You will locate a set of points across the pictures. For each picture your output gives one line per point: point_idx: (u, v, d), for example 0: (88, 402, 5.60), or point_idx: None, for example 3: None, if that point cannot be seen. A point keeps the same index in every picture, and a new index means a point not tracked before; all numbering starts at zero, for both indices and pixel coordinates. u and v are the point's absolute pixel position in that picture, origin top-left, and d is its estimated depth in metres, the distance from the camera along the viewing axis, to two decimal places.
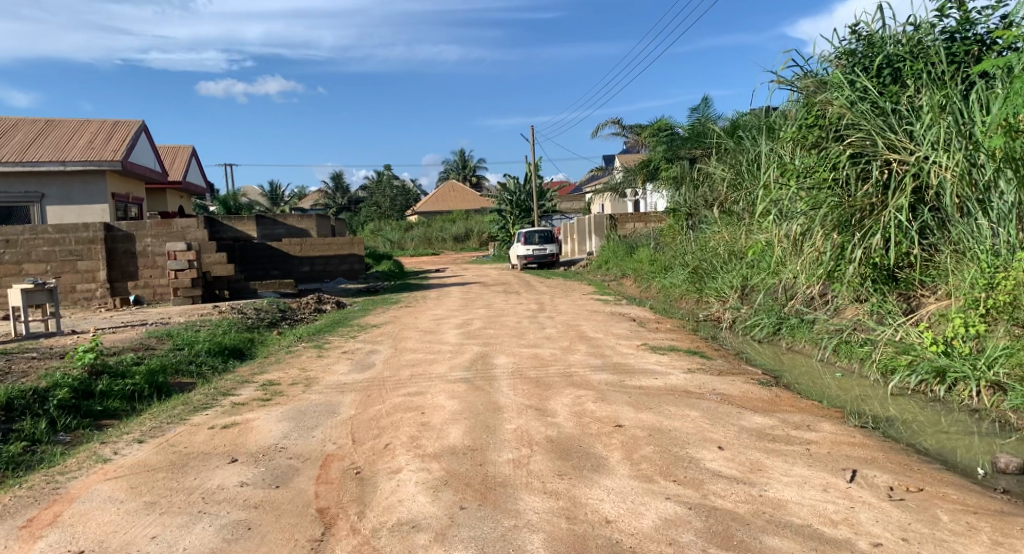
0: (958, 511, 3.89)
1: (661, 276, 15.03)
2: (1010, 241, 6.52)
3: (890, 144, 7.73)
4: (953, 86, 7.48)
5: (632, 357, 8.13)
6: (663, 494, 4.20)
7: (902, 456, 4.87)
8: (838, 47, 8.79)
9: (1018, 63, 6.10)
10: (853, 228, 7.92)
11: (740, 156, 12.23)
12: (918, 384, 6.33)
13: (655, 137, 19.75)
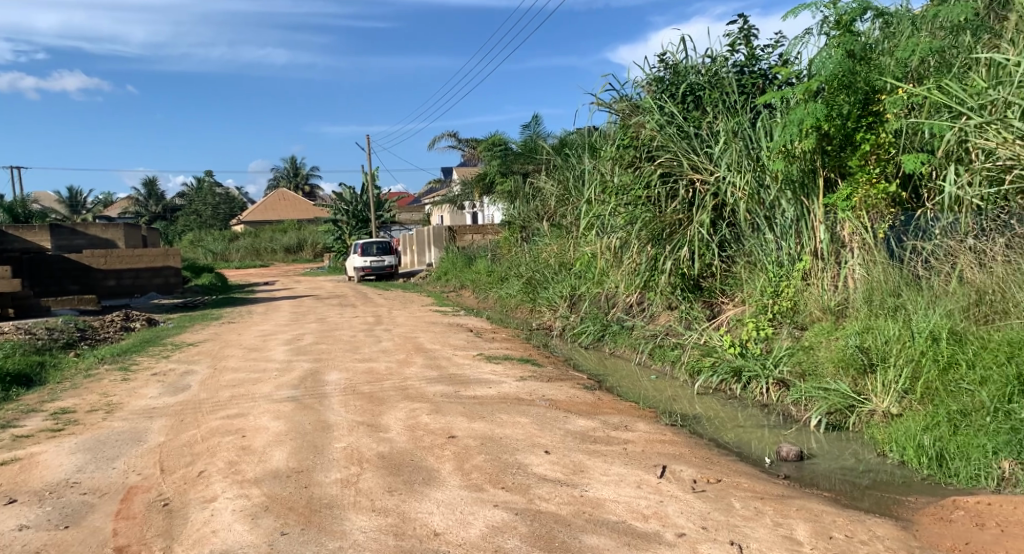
0: (748, 497, 4.30)
1: (498, 287, 15.35)
2: (790, 252, 7.35)
3: (694, 165, 8.47)
4: (743, 114, 8.35)
5: (467, 368, 8.20)
6: (490, 502, 4.26)
7: (706, 451, 5.32)
8: (648, 74, 9.51)
9: (792, 97, 6.98)
10: (664, 242, 8.59)
11: (567, 173, 12.82)
12: (719, 383, 6.95)
13: (490, 152, 20.18)
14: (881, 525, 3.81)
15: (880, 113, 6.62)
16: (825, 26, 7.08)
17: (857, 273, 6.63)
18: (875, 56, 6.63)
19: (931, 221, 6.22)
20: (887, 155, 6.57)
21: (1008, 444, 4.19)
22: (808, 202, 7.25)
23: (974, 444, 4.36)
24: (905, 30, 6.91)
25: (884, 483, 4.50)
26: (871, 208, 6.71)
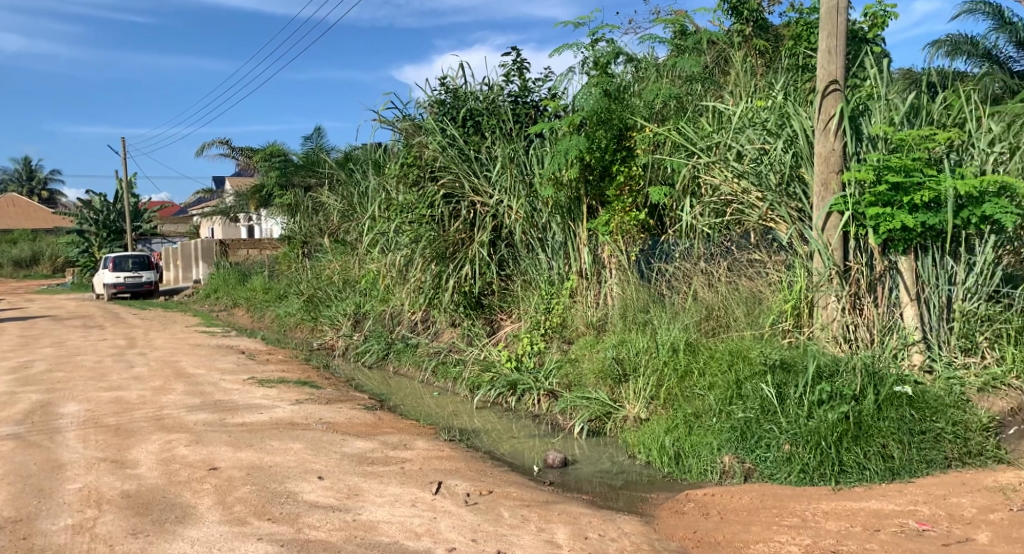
0: (516, 506, 4.48)
1: (276, 305, 14.58)
2: (560, 271, 7.89)
3: (475, 187, 8.78)
4: (518, 141, 8.81)
5: (236, 392, 7.66)
6: (253, 535, 3.96)
7: (480, 464, 5.46)
8: (430, 96, 9.67)
9: (560, 129, 7.67)
10: (447, 259, 8.75)
11: (350, 188, 12.57)
12: (496, 396, 7.20)
13: (267, 163, 19.16)
14: (629, 522, 4.16)
15: (632, 149, 7.45)
16: (585, 65, 7.79)
17: (615, 291, 7.25)
18: (628, 96, 7.50)
19: (672, 245, 7.05)
20: (638, 186, 7.37)
21: (728, 441, 4.86)
22: (574, 225, 7.86)
23: (703, 443, 4.97)
24: (651, 75, 7.93)
25: (634, 483, 4.95)
26: (624, 233, 7.40)
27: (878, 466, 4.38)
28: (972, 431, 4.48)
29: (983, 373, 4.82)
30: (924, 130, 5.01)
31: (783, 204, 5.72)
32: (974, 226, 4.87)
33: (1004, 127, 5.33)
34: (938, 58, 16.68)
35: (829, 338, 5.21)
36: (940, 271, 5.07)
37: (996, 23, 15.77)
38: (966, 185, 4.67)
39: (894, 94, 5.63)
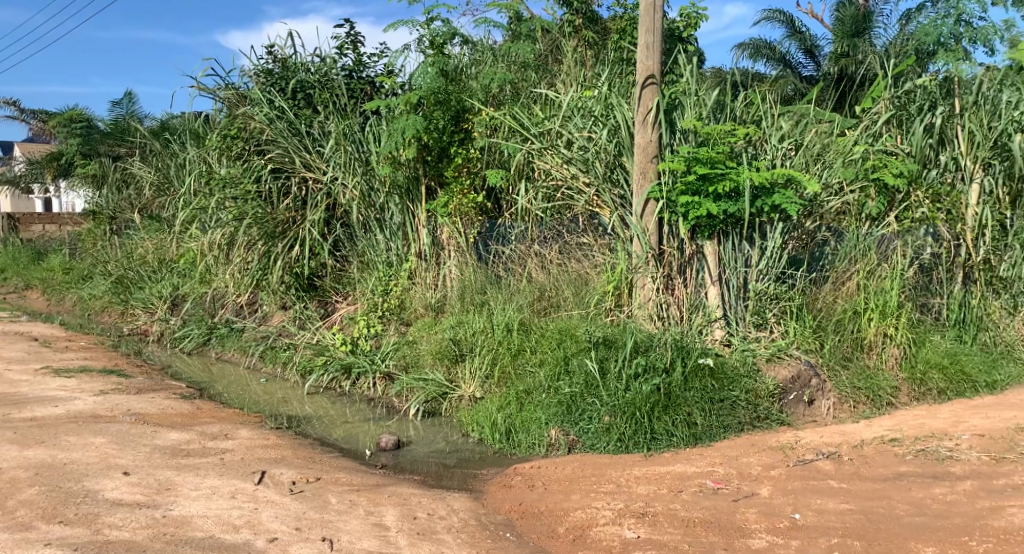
0: (344, 491, 4.37)
1: (78, 287, 13.15)
2: (399, 253, 7.78)
3: (306, 162, 8.38)
4: (352, 117, 8.53)
5: (26, 384, 6.82)
6: (40, 541, 3.54)
7: (308, 450, 5.29)
8: (256, 64, 9.09)
9: (396, 107, 7.51)
10: (276, 238, 8.32)
11: (167, 159, 11.56)
12: (329, 381, 6.94)
13: (67, 128, 17.14)
14: (458, 499, 4.21)
15: (471, 131, 7.48)
16: (421, 44, 7.69)
17: (453, 273, 7.26)
18: (464, 78, 7.51)
19: (508, 228, 7.15)
20: (475, 168, 7.41)
21: (555, 415, 5.08)
22: (412, 206, 7.82)
23: (533, 418, 5.15)
24: (487, 58, 7.98)
25: (465, 460, 5.01)
26: (463, 215, 7.43)
27: (684, 433, 4.79)
28: (761, 397, 5.07)
29: (771, 345, 5.40)
30: (727, 126, 5.47)
31: (607, 191, 6.05)
32: (766, 214, 5.41)
33: (792, 126, 5.99)
34: (742, 59, 18.32)
35: (645, 316, 5.57)
36: (739, 255, 5.60)
37: (789, 30, 17.56)
38: (760, 177, 5.20)
39: (704, 90, 6.11)
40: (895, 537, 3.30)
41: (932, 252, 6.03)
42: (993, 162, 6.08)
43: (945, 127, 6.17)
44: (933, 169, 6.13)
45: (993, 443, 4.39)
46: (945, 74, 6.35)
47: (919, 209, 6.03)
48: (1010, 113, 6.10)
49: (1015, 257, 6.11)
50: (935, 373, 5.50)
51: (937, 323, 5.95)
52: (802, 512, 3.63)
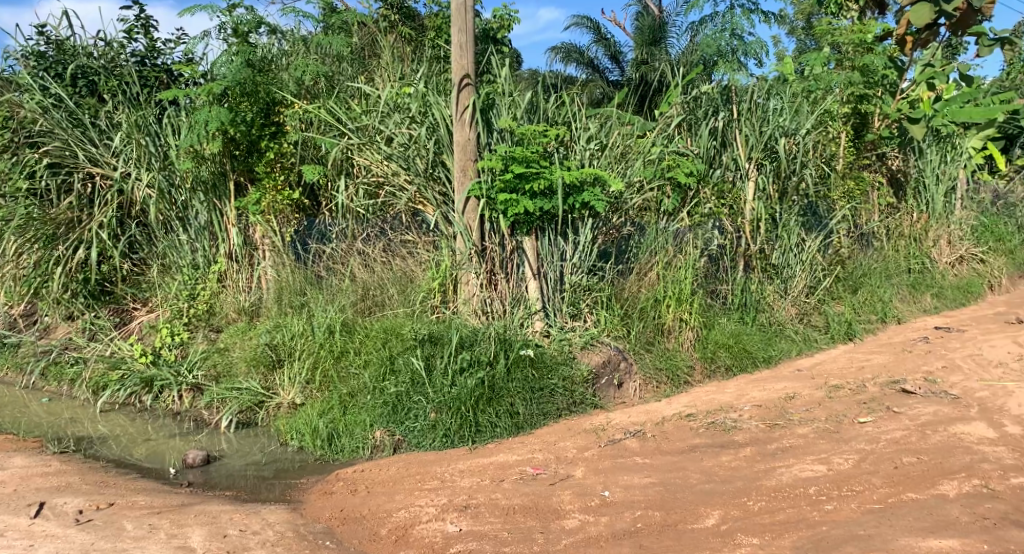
0: (142, 515, 3.99)
1: None
2: (206, 254, 7.23)
3: (92, 157, 7.56)
4: (146, 107, 7.80)
5: None
6: None
7: (99, 475, 4.77)
8: (24, 45, 8.02)
9: (197, 98, 6.94)
10: (57, 241, 7.37)
11: None
12: (127, 397, 6.30)
13: None
14: (274, 511, 4.00)
15: (282, 125, 7.11)
16: (223, 31, 7.20)
17: (269, 274, 6.87)
18: (274, 70, 7.12)
19: (328, 226, 6.89)
20: (289, 163, 7.12)
21: (380, 416, 5.01)
22: (220, 204, 7.32)
23: (357, 421, 5.03)
24: (298, 50, 7.65)
25: (283, 471, 4.75)
26: (277, 213, 7.07)
27: (507, 423, 4.93)
28: (577, 384, 5.35)
29: (585, 334, 5.70)
30: (540, 126, 5.66)
31: (429, 188, 6.05)
32: (578, 211, 5.69)
33: (598, 127, 6.34)
34: (554, 61, 19.14)
35: (470, 312, 5.66)
36: (555, 250, 5.82)
37: (595, 36, 18.62)
38: (570, 176, 5.46)
39: (516, 90, 6.26)
40: (690, 504, 3.64)
41: (719, 243, 6.66)
42: (765, 162, 6.84)
43: (726, 130, 6.84)
44: (717, 168, 6.80)
45: (768, 411, 4.97)
46: (724, 83, 6.96)
47: (706, 205, 6.68)
48: (777, 119, 6.90)
49: (784, 245, 6.88)
50: (723, 352, 6.11)
51: (723, 307, 6.60)
52: (610, 488, 3.88)
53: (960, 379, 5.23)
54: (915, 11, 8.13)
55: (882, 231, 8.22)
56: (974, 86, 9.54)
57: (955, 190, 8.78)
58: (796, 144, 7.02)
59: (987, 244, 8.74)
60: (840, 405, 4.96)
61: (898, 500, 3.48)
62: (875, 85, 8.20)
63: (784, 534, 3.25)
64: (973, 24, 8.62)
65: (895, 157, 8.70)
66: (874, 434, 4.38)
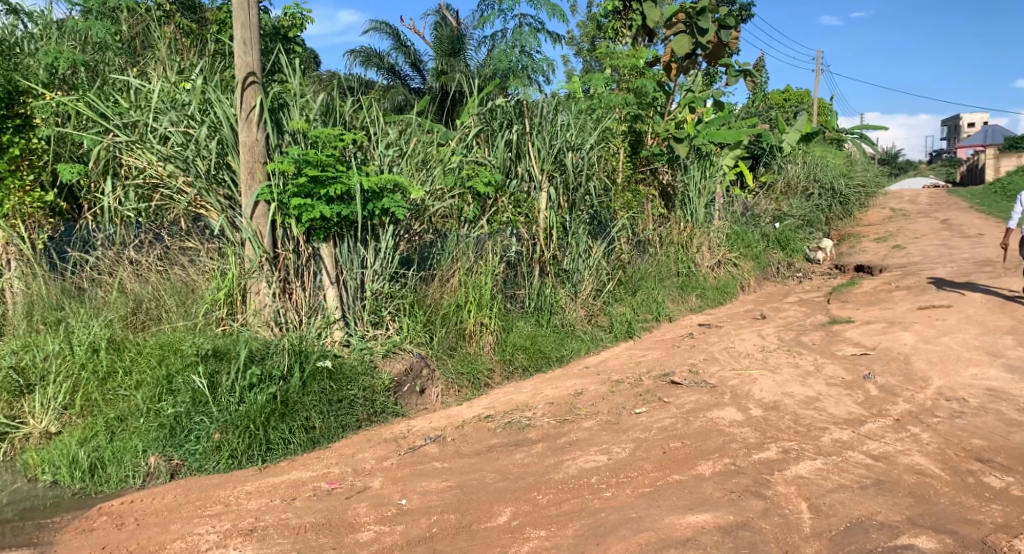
0: None
1: None
2: None
3: None
4: None
5: None
6: None
7: None
8: None
9: None
10: None
11: None
12: None
13: None
14: None
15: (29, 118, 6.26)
16: None
17: (15, 287, 5.98)
18: (16, 54, 6.30)
19: (92, 232, 6.14)
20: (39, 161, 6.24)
21: (155, 440, 4.56)
22: None
23: (127, 447, 4.53)
24: (50, 35, 6.82)
25: (30, 510, 4.15)
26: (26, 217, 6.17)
27: (301, 438, 4.74)
28: (377, 393, 5.27)
29: (387, 341, 5.65)
30: (335, 130, 5.45)
31: (212, 193, 5.61)
32: (377, 217, 5.60)
33: (397, 134, 6.26)
34: (352, 65, 18.76)
35: (261, 323, 5.35)
36: (354, 257, 5.68)
37: (394, 42, 18.53)
38: (369, 181, 5.34)
39: (308, 92, 6.00)
40: (483, 504, 3.74)
41: (516, 250, 6.92)
42: (555, 174, 7.21)
43: (520, 142, 7.08)
44: (513, 179, 7.04)
45: (559, 408, 5.25)
46: (517, 97, 7.18)
47: (504, 214, 6.86)
48: (565, 134, 7.30)
49: (574, 252, 7.33)
50: (520, 353, 6.36)
51: (521, 311, 6.87)
52: (407, 496, 3.87)
53: (718, 369, 5.92)
54: (677, 41, 9.07)
55: (656, 239, 9.05)
56: (727, 111, 10.86)
57: (713, 203, 9.93)
58: (581, 158, 7.49)
59: (739, 249, 10.00)
60: (621, 398, 5.39)
61: (665, 482, 3.86)
62: (647, 106, 9.03)
63: (567, 524, 3.47)
64: (723, 57, 9.81)
65: (666, 172, 9.64)
66: (648, 423, 4.80)
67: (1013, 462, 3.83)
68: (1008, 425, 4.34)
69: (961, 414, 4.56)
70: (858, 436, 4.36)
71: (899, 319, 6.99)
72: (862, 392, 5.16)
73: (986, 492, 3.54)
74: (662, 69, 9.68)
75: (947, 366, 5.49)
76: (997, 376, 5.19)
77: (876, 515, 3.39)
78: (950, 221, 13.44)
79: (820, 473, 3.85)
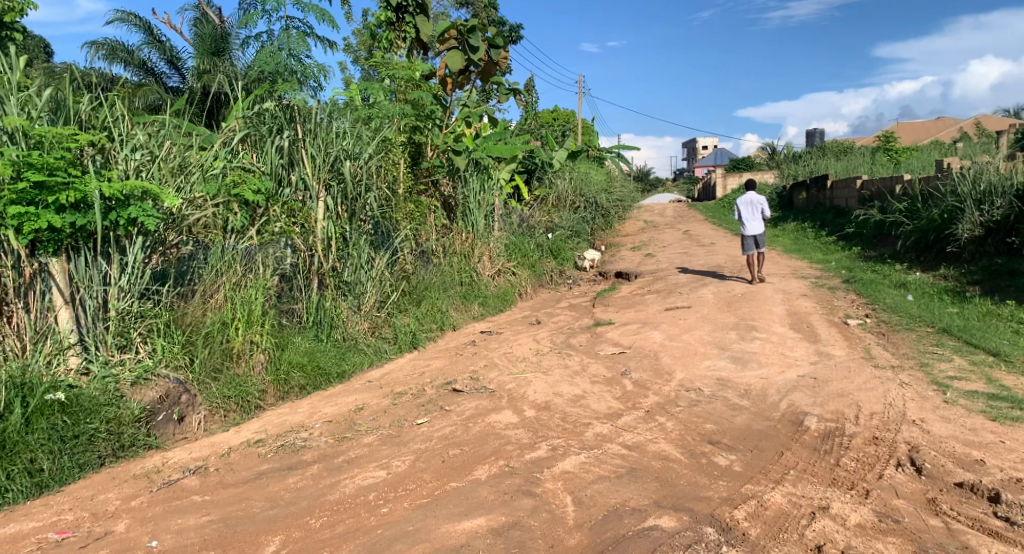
0: None
1: None
2: None
3: None
4: None
5: None
6: None
7: None
8: None
9: None
10: None
11: None
12: None
13: None
14: None
15: None
16: None
17: None
18: None
19: None
20: None
21: None
22: None
23: None
24: None
25: None
26: None
27: (22, 484, 4.16)
28: (125, 425, 4.72)
29: (137, 366, 5.08)
30: (67, 128, 4.78)
31: None
32: (123, 228, 5.02)
33: (146, 135, 5.64)
34: (95, 59, 16.73)
35: None
36: (93, 273, 5.03)
37: (147, 36, 16.84)
38: (110, 188, 4.74)
39: (32, 84, 5.21)
40: (248, 535, 3.51)
41: (291, 262, 6.58)
42: (332, 183, 6.93)
43: (292, 150, 6.69)
44: (286, 187, 6.62)
45: (337, 426, 5.09)
46: (286, 101, 6.77)
47: (276, 223, 6.48)
48: (340, 142, 7.04)
49: (354, 263, 7.12)
50: (297, 372, 6.04)
51: (298, 326, 6.54)
52: (159, 537, 3.51)
53: (496, 375, 6.13)
54: (450, 56, 9.29)
55: (439, 249, 9.15)
56: (501, 127, 11.33)
57: (493, 214, 10.25)
58: (360, 167, 7.29)
59: (517, 258, 10.47)
60: (402, 410, 5.36)
61: (443, 491, 3.90)
62: (425, 118, 9.12)
63: (341, 546, 3.37)
64: (495, 74, 10.23)
65: (446, 185, 9.77)
66: (428, 433, 4.82)
67: (736, 442, 4.42)
68: (733, 409, 5.00)
69: (697, 402, 5.18)
70: (615, 429, 4.75)
71: (651, 319, 7.78)
72: (620, 388, 5.64)
73: (715, 470, 4.04)
74: (437, 83, 9.84)
75: (687, 360, 6.21)
76: (725, 367, 5.97)
77: (628, 501, 3.71)
78: (691, 232, 15.26)
79: (582, 467, 4.13)
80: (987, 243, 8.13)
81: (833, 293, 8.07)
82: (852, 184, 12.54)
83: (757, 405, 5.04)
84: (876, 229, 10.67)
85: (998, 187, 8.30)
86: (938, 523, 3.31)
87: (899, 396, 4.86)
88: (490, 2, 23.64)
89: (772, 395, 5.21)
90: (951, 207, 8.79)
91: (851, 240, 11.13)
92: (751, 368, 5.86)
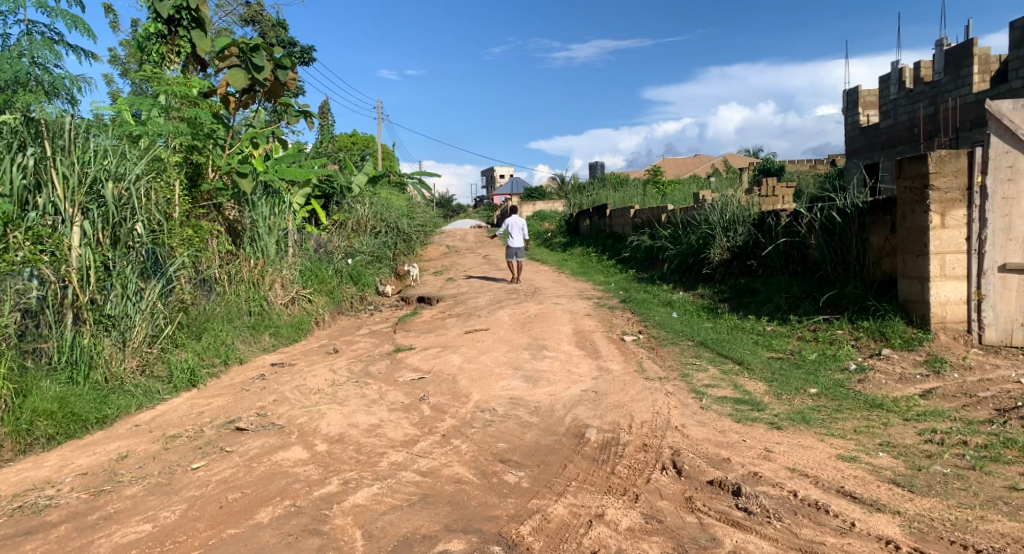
0: None
1: None
2: None
3: None
4: None
5: None
6: None
7: None
8: None
9: None
10: None
11: None
12: None
13: None
14: None
15: None
16: None
17: None
18: None
19: None
20: None
21: None
22: None
23: None
24: None
25: None
26: None
27: None
28: None
29: None
30: None
31: None
32: None
33: None
34: None
35: None
36: None
37: None
38: None
39: None
40: None
41: (34, 296, 5.71)
42: (90, 206, 6.20)
43: (38, 169, 5.90)
44: (31, 211, 5.80)
45: (93, 478, 4.53)
46: (31, 115, 6.01)
47: (18, 252, 5.52)
48: (100, 161, 6.37)
49: (119, 294, 6.38)
50: (42, 420, 5.30)
51: (46, 368, 5.71)
52: None
53: (286, 409, 5.82)
54: (231, 74, 8.78)
55: (223, 277, 8.54)
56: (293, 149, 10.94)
57: (285, 240, 9.79)
58: (125, 189, 6.63)
59: (313, 285, 10.08)
60: (175, 455, 4.90)
61: (218, 539, 3.61)
62: (204, 138, 8.47)
63: None
64: (283, 95, 9.86)
65: (230, 208, 9.19)
66: (205, 478, 4.45)
67: (525, 459, 4.59)
68: (523, 426, 5.19)
69: (491, 423, 5.31)
70: (410, 456, 4.72)
71: (449, 343, 7.87)
72: (417, 414, 5.63)
73: (504, 488, 4.15)
74: (218, 101, 9.25)
75: (484, 381, 6.35)
76: (518, 386, 6.19)
77: (419, 528, 3.69)
78: (490, 257, 15.75)
79: (374, 499, 4.04)
80: (734, 266, 9.31)
81: (613, 312, 8.74)
82: (627, 213, 13.73)
83: (545, 421, 5.28)
84: (647, 253, 11.77)
85: (740, 217, 9.54)
86: (693, 520, 3.67)
87: (665, 404, 5.36)
88: (278, 21, 22.82)
89: (559, 410, 5.49)
90: (705, 234, 9.94)
91: (628, 264, 12.16)
92: (540, 386, 6.13)
